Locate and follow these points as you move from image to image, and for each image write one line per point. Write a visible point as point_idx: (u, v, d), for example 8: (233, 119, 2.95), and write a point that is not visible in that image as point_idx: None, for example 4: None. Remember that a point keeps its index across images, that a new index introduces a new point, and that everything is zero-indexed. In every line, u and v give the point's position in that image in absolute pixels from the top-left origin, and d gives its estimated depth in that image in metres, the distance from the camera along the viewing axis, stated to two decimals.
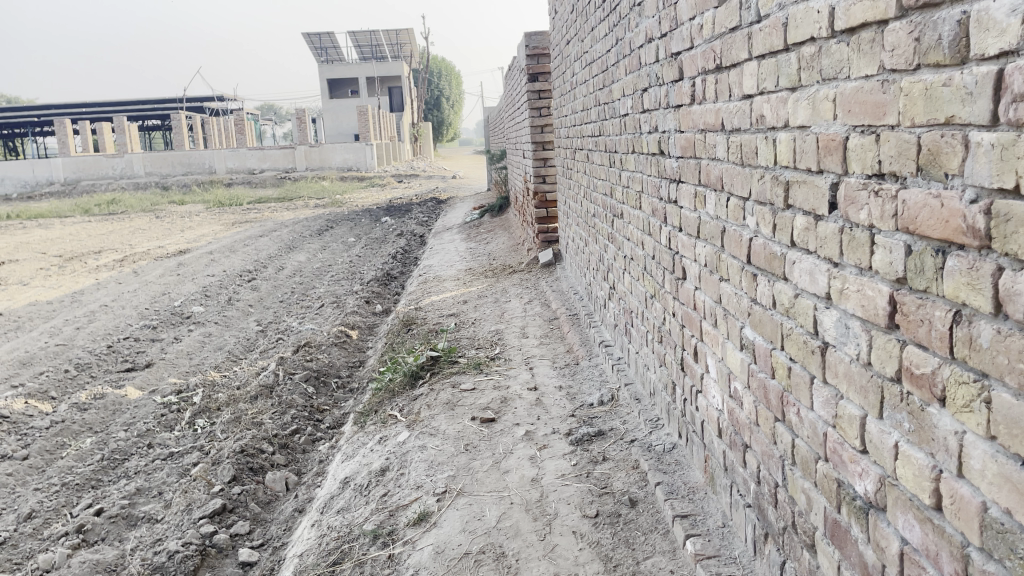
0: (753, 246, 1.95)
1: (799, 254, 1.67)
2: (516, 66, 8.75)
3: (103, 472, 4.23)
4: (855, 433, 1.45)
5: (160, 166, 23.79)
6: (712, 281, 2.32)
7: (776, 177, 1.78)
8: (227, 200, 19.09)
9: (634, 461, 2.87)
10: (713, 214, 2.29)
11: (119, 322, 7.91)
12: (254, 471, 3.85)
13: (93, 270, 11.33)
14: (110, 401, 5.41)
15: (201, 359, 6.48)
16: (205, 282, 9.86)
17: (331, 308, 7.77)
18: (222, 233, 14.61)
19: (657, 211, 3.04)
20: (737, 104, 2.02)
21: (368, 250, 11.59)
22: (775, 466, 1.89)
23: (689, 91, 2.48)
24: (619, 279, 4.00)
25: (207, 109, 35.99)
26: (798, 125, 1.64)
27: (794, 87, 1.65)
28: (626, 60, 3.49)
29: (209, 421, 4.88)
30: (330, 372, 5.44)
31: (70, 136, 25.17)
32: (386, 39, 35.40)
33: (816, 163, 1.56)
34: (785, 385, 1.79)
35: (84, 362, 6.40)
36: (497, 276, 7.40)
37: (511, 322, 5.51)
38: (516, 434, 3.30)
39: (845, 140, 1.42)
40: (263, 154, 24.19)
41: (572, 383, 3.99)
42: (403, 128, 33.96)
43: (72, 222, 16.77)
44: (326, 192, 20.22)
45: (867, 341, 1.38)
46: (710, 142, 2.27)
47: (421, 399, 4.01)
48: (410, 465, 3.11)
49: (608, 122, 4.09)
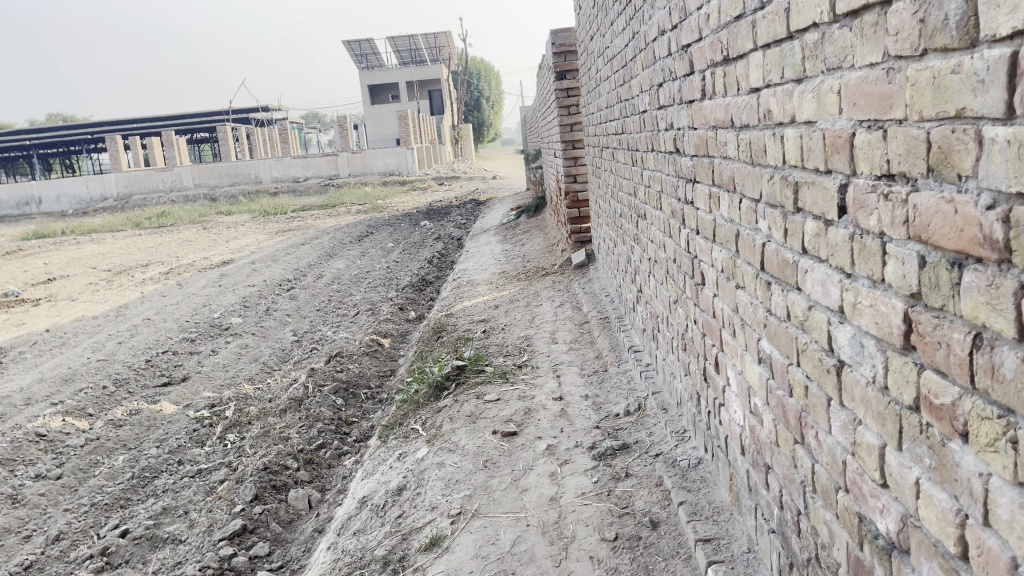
0: (766, 252, 1.79)
1: (811, 262, 1.52)
2: (544, 64, 8.61)
3: (132, 491, 4.24)
4: (874, 464, 1.29)
5: (207, 177, 24.20)
6: (729, 288, 2.16)
7: (785, 178, 1.62)
8: (272, 209, 19.31)
9: (658, 477, 2.72)
10: (727, 216, 2.13)
11: (160, 335, 7.99)
12: (277, 489, 3.81)
13: (139, 284, 11.51)
14: (144, 416, 5.44)
15: (236, 371, 6.49)
16: (245, 292, 9.93)
17: (366, 316, 7.72)
18: (265, 242, 14.75)
19: (676, 212, 2.89)
20: (745, 98, 1.86)
21: (406, 255, 11.57)
22: (796, 492, 1.73)
23: (699, 85, 2.32)
24: (645, 282, 3.84)
25: (252, 119, 36.52)
26: (804, 121, 1.48)
27: (799, 78, 1.50)
28: (642, 55, 3.33)
29: (238, 436, 4.85)
30: (360, 382, 5.37)
31: (121, 152, 25.79)
32: (424, 42, 35.50)
33: (823, 162, 1.40)
34: (803, 405, 1.63)
35: (122, 377, 6.45)
36: (530, 278, 7.27)
37: (542, 327, 5.38)
38: (537, 448, 3.18)
39: (852, 136, 1.26)
40: (306, 162, 24.45)
41: (598, 392, 3.84)
42: (443, 130, 33.99)
43: (122, 237, 17.11)
44: (368, 197, 20.30)
45: (883, 363, 1.22)
46: (721, 139, 2.12)
47: (444, 411, 3.90)
48: (427, 484, 3.01)
49: (629, 119, 3.93)
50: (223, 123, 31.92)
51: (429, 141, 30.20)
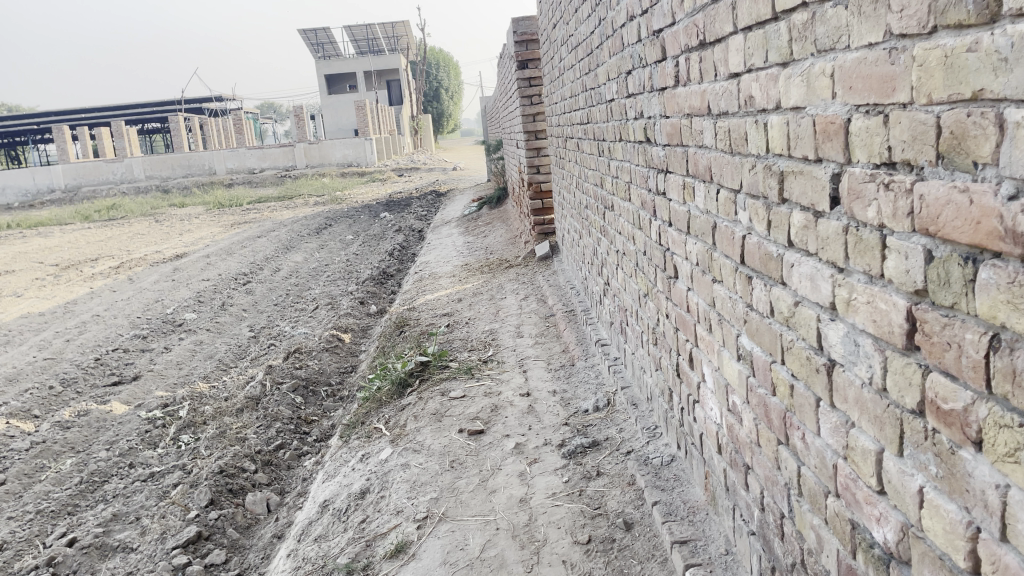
0: (746, 245, 1.72)
1: (798, 255, 1.44)
2: (505, 53, 8.49)
3: (81, 496, 4.05)
4: (870, 470, 1.22)
5: (159, 169, 23.56)
6: (705, 282, 2.08)
7: (768, 167, 1.54)
8: (227, 202, 18.88)
9: (630, 476, 2.64)
10: (703, 208, 2.06)
11: (110, 332, 7.71)
12: (233, 492, 3.67)
13: (88, 279, 11.13)
14: (94, 418, 5.22)
15: (190, 368, 6.28)
16: (200, 287, 9.65)
17: (325, 310, 7.54)
18: (220, 235, 14.40)
19: (646, 203, 2.81)
20: (723, 84, 1.78)
21: (366, 248, 11.37)
22: (780, 494, 1.66)
23: (672, 72, 2.24)
24: (613, 275, 3.77)
25: (205, 109, 35.73)
26: (791, 107, 1.40)
27: (786, 62, 1.42)
28: (609, 42, 3.25)
29: (193, 437, 4.68)
30: (320, 379, 5.23)
31: (69, 143, 24.99)
32: (382, 31, 35.04)
33: (813, 150, 1.32)
34: (788, 405, 1.56)
35: (70, 377, 6.20)
36: (493, 271, 7.16)
37: (507, 321, 5.28)
38: (505, 447, 3.09)
39: (847, 123, 1.18)
40: (262, 153, 23.97)
41: (566, 387, 3.77)
42: (402, 121, 33.63)
43: (71, 230, 16.56)
44: (326, 189, 19.97)
45: (882, 364, 1.15)
46: (697, 127, 2.04)
47: (408, 409, 3.79)
48: (392, 487, 2.90)
49: (595, 108, 3.85)
50: (174, 113, 31.16)
51: (388, 132, 29.84)
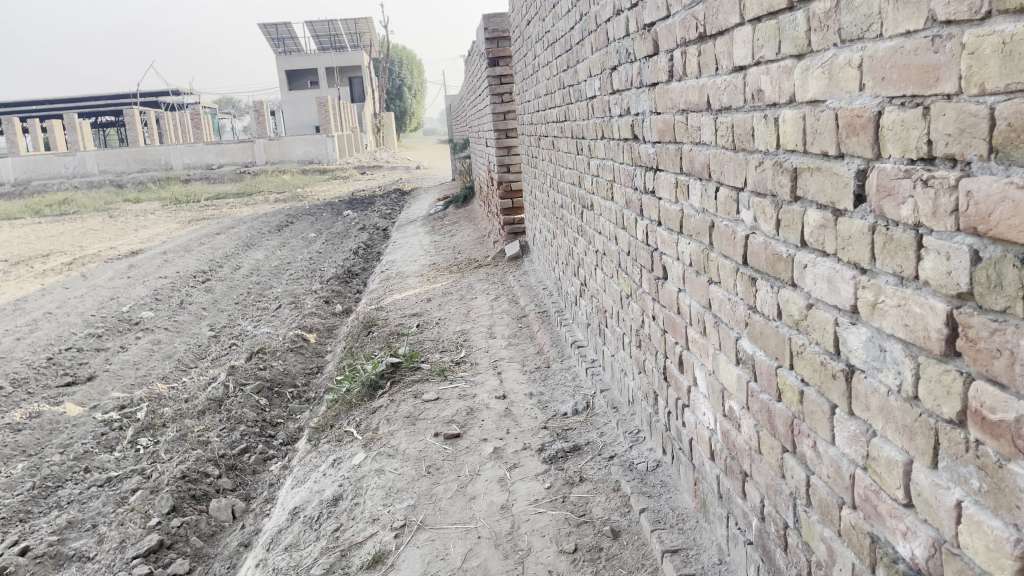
0: (750, 245, 1.66)
1: (812, 256, 1.38)
2: (474, 50, 8.40)
3: (33, 502, 3.85)
4: (896, 482, 1.16)
5: (114, 163, 22.94)
6: (700, 283, 2.02)
7: (779, 164, 1.48)
8: (184, 198, 18.45)
9: (615, 482, 2.57)
10: (699, 207, 1.99)
11: (63, 331, 7.43)
12: (197, 499, 3.51)
13: (39, 275, 10.75)
14: (46, 419, 5.00)
15: (148, 369, 6.06)
16: (157, 284, 9.37)
17: (289, 310, 7.36)
18: (178, 232, 14.05)
19: (631, 202, 2.74)
20: (726, 78, 1.72)
21: (329, 246, 11.18)
22: (784, 503, 1.60)
23: (665, 67, 2.18)
24: (591, 275, 3.70)
25: (162, 103, 34.95)
26: (808, 100, 1.34)
27: (802, 53, 1.36)
28: (592, 37, 3.18)
29: (153, 440, 4.49)
30: (285, 381, 5.08)
31: (19, 135, 24.19)
32: (345, 27, 34.61)
33: (834, 145, 1.26)
34: (796, 411, 1.50)
35: (20, 376, 5.94)
36: (462, 270, 7.07)
37: (478, 321, 5.19)
38: (483, 451, 3.00)
39: (878, 115, 1.12)
40: (222, 149, 23.48)
41: (543, 389, 3.69)
42: (364, 118, 33.28)
43: (20, 225, 16.00)
44: (287, 185, 19.64)
45: (913, 370, 1.09)
46: (694, 124, 1.97)
47: (380, 412, 3.68)
48: (366, 493, 2.79)
49: (574, 106, 3.79)
50: (130, 106, 30.42)
51: (351, 130, 29.48)
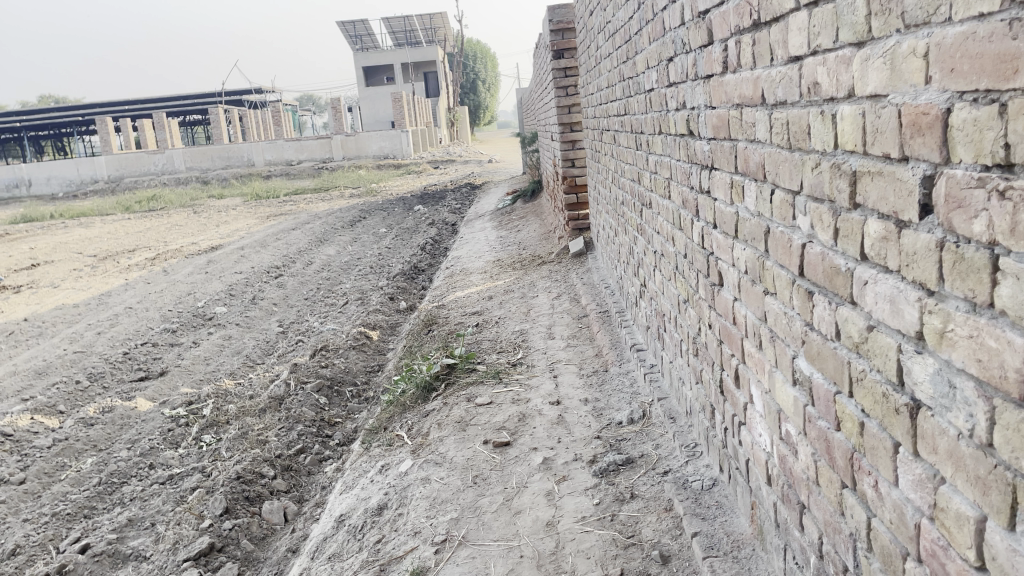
0: (807, 255, 1.49)
1: (874, 272, 1.21)
2: (541, 43, 8.25)
3: (98, 499, 3.95)
4: (967, 540, 1.00)
5: (199, 160, 23.73)
6: (756, 294, 1.85)
7: (836, 166, 1.31)
8: (263, 193, 18.90)
9: (667, 501, 2.42)
10: (754, 210, 1.83)
11: (141, 325, 7.67)
12: (250, 500, 3.53)
13: (124, 270, 11.16)
14: (118, 414, 5.13)
15: (217, 365, 6.18)
16: (233, 279, 9.58)
17: (355, 306, 7.41)
18: (255, 228, 14.39)
19: (688, 202, 2.58)
20: (781, 69, 1.55)
21: (398, 242, 11.24)
22: (843, 544, 1.44)
23: (720, 57, 2.01)
24: (650, 276, 3.54)
25: (244, 101, 36.01)
26: (868, 95, 1.18)
27: (862, 41, 1.19)
28: (649, 27, 3.02)
29: (215, 437, 4.55)
30: (345, 379, 5.07)
31: (112, 134, 25.26)
32: (419, 23, 34.82)
33: (896, 147, 1.10)
34: (856, 445, 1.34)
35: (98, 371, 6.14)
36: (526, 267, 6.96)
37: (538, 321, 5.08)
38: (532, 462, 2.89)
39: (947, 113, 0.96)
40: (300, 145, 23.98)
41: (599, 395, 3.55)
42: (438, 113, 33.52)
43: (111, 221, 16.70)
44: (363, 181, 19.93)
45: (988, 415, 0.93)
46: (749, 119, 1.80)
47: (433, 416, 3.61)
48: (410, 504, 2.73)
49: (633, 99, 3.63)
50: (214, 105, 31.43)
51: (425, 124, 29.71)
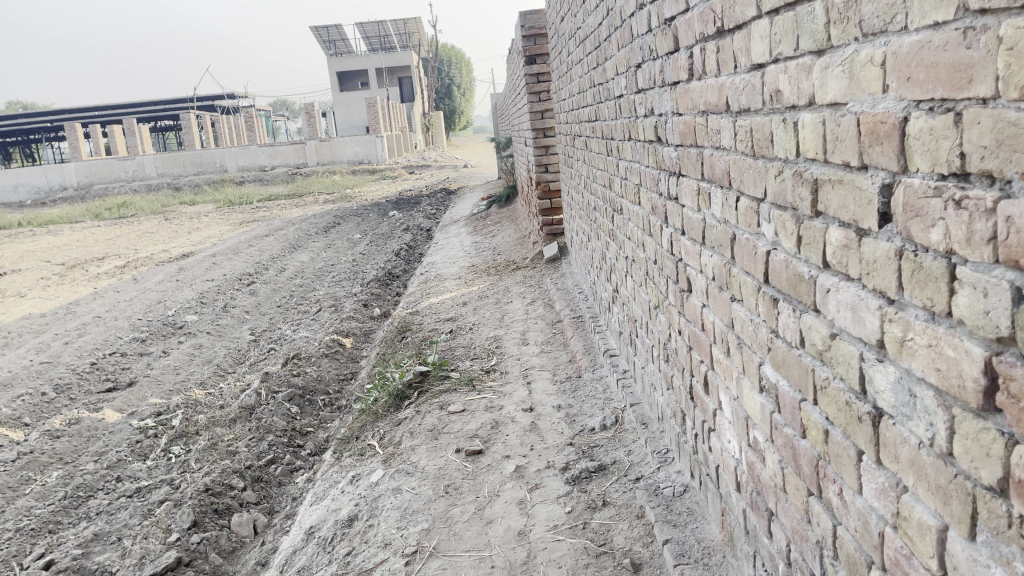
0: (771, 262, 1.49)
1: (836, 279, 1.21)
2: (514, 49, 8.25)
3: (64, 513, 3.87)
4: (929, 549, 1.00)
5: (171, 167, 23.45)
6: (723, 300, 1.85)
7: (799, 174, 1.31)
8: (237, 199, 18.71)
9: (639, 508, 2.42)
10: (721, 217, 1.83)
11: (110, 335, 7.55)
12: (219, 513, 3.47)
13: (93, 279, 10.99)
14: (85, 426, 5.04)
15: (187, 374, 6.10)
16: (204, 287, 9.47)
17: (328, 313, 7.35)
18: (228, 234, 14.25)
19: (657, 208, 2.57)
20: (744, 77, 1.55)
21: (373, 247, 11.18)
22: (810, 552, 1.44)
23: (685, 64, 2.01)
24: (622, 282, 3.54)
25: (217, 107, 35.70)
26: (828, 103, 1.18)
27: (821, 50, 1.19)
28: (618, 33, 3.02)
29: (185, 448, 4.48)
30: (317, 388, 5.02)
31: (81, 140, 24.90)
32: (393, 28, 34.76)
33: (856, 156, 1.09)
34: (821, 452, 1.34)
35: (64, 382, 6.03)
36: (501, 273, 6.95)
37: (512, 327, 5.07)
38: (505, 470, 2.88)
39: (904, 122, 0.96)
40: (273, 151, 23.80)
41: (572, 402, 3.54)
42: (412, 118, 33.47)
43: (80, 228, 16.45)
44: (337, 186, 19.82)
45: (948, 424, 0.93)
46: (714, 126, 1.80)
47: (405, 425, 3.58)
48: (381, 515, 2.70)
49: (603, 105, 3.63)
50: (186, 110, 31.13)
51: (399, 129, 29.65)
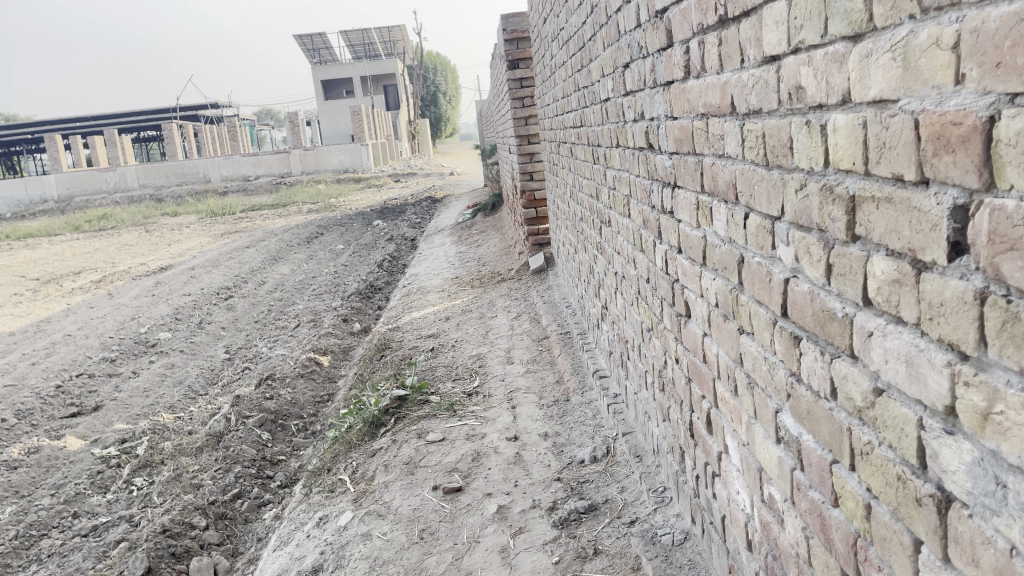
0: (792, 293, 1.24)
1: (880, 321, 0.97)
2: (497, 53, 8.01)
3: (13, 555, 3.58)
4: None
5: (154, 177, 23.04)
6: (729, 331, 1.60)
7: (828, 188, 1.07)
8: (220, 210, 18.36)
9: (634, 559, 2.16)
10: (725, 235, 1.58)
11: (79, 355, 7.22)
12: (177, 557, 3.19)
13: (68, 294, 10.63)
14: (44, 455, 4.74)
15: (157, 397, 5.79)
16: (180, 302, 9.14)
17: (307, 329, 7.06)
18: (209, 246, 13.91)
19: (650, 222, 2.33)
20: (754, 72, 1.31)
21: (356, 259, 10.90)
22: None
23: (680, 61, 1.76)
24: (611, 299, 3.29)
25: (201, 116, 35.28)
26: (870, 101, 0.93)
27: (858, 35, 0.95)
28: (603, 31, 2.79)
29: (148, 479, 4.19)
30: (290, 412, 4.73)
31: (62, 152, 24.46)
32: (378, 37, 34.57)
33: (914, 166, 0.85)
34: (860, 530, 1.09)
35: (26, 408, 5.71)
36: (485, 285, 6.69)
37: (496, 344, 4.81)
38: (486, 511, 2.62)
39: (991, 123, 0.72)
40: (257, 161, 23.43)
41: (560, 429, 3.28)
42: (397, 125, 33.19)
43: (58, 242, 16.04)
44: (321, 195, 19.50)
45: None
46: (716, 131, 1.56)
47: (379, 457, 3.32)
48: (349, 566, 2.44)
49: (589, 109, 3.40)
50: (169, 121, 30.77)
51: (384, 137, 29.34)
